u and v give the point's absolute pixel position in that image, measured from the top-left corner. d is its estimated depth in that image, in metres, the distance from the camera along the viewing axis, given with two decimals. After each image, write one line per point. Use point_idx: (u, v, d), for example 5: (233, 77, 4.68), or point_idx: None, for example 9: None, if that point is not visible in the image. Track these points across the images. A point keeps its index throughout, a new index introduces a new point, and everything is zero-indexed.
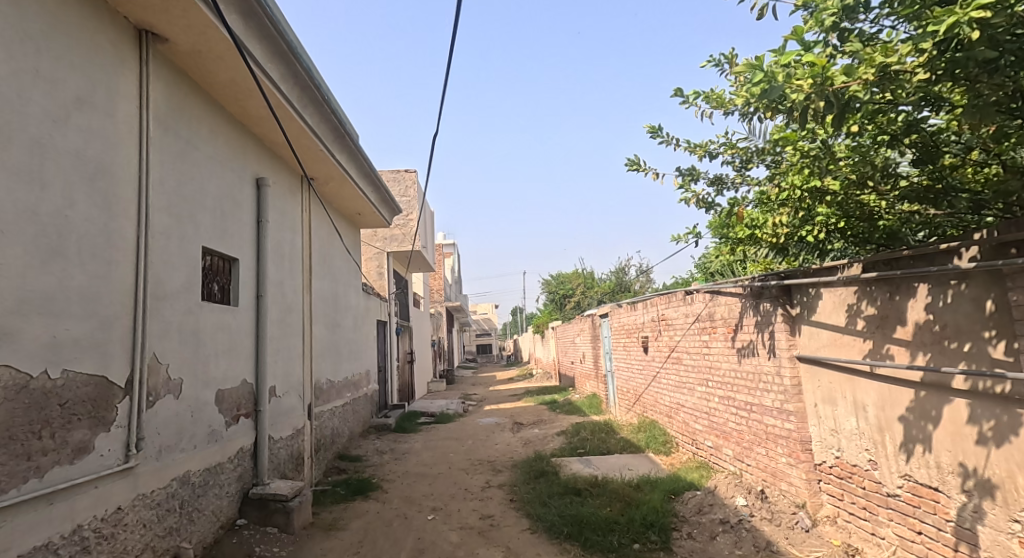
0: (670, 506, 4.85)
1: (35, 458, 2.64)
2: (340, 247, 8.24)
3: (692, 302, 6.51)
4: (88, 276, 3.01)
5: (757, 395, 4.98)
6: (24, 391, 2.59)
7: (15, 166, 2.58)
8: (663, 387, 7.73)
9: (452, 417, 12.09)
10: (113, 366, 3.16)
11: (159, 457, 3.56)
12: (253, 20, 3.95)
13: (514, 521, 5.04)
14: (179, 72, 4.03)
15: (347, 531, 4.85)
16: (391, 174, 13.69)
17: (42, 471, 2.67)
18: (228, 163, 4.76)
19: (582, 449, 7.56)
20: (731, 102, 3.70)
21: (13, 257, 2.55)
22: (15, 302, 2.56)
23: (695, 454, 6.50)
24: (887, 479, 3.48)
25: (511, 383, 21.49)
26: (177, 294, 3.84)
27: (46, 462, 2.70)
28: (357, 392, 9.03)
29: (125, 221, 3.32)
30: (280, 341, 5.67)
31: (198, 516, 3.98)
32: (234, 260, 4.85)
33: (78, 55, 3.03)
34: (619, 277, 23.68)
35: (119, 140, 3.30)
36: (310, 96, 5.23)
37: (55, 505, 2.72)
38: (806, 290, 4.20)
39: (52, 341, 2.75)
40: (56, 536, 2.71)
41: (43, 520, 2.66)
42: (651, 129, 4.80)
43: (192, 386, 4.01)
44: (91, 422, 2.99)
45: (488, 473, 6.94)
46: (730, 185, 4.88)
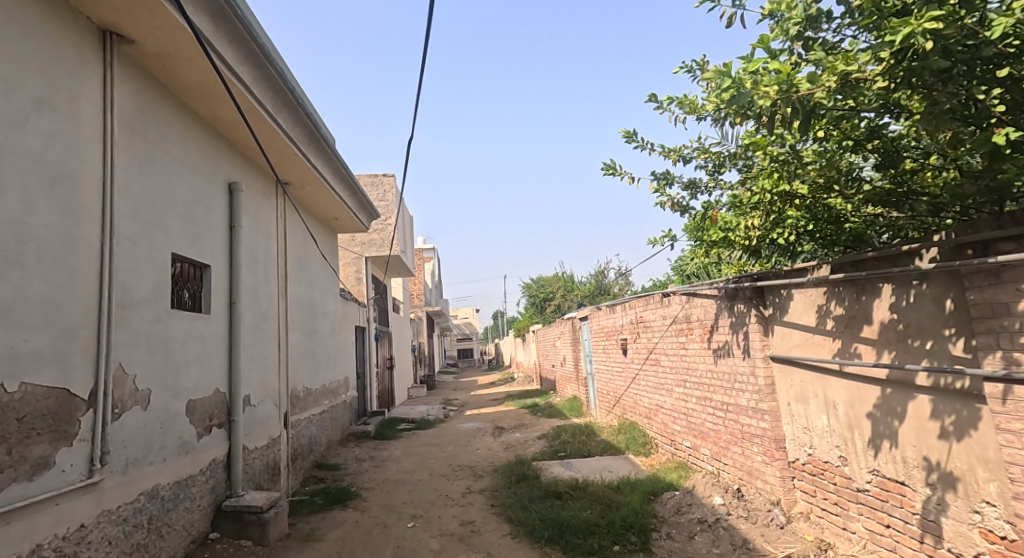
0: (649, 507, 4.89)
1: None
2: (316, 253, 8.13)
3: (669, 305, 6.58)
4: (48, 285, 2.91)
5: (732, 395, 5.06)
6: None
7: None
8: (642, 389, 7.79)
9: (432, 423, 12.01)
10: (76, 377, 3.07)
11: (126, 470, 3.46)
12: (223, 23, 3.90)
13: (495, 527, 5.02)
14: (146, 76, 3.95)
15: (325, 542, 4.77)
16: (369, 179, 13.58)
17: None
18: (198, 168, 4.67)
19: (562, 452, 7.57)
20: (704, 108, 3.78)
21: None
22: None
23: (674, 455, 6.56)
24: (857, 475, 3.56)
25: (493, 387, 21.46)
26: (145, 302, 3.75)
27: (2, 479, 2.60)
28: (336, 399, 8.91)
29: (89, 228, 3.23)
30: (254, 349, 5.57)
31: (168, 531, 3.88)
32: (206, 267, 4.76)
33: (37, 56, 2.93)
34: (599, 280, 23.82)
35: (82, 144, 3.22)
36: (283, 100, 5.17)
37: (12, 523, 2.63)
38: (778, 291, 4.29)
39: (9, 353, 2.66)
40: (13, 556, 2.61)
41: (0, 539, 2.56)
42: (626, 134, 4.86)
43: (161, 396, 3.91)
44: (51, 437, 2.89)
45: (469, 479, 6.91)
46: (704, 188, 4.97)
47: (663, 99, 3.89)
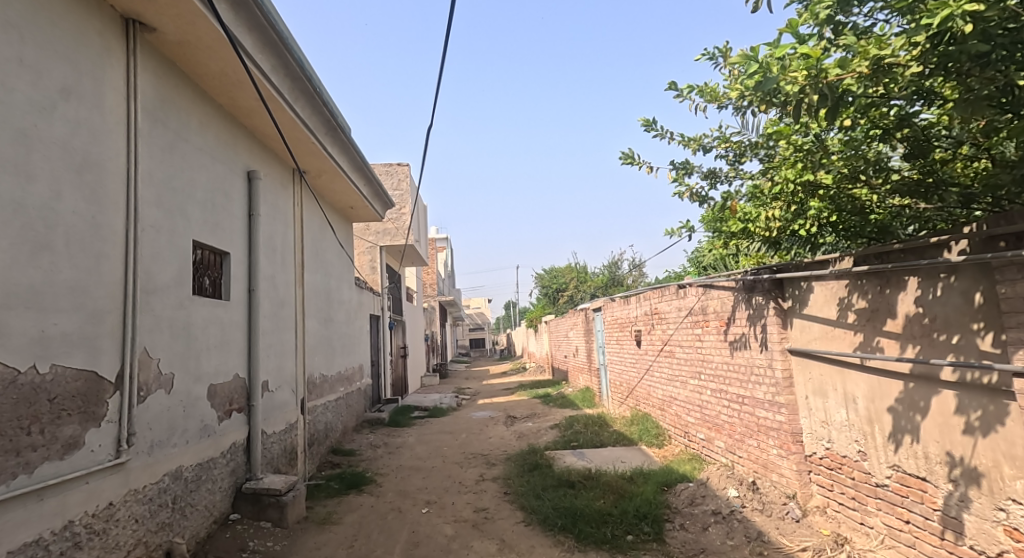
0: (662, 498, 4.90)
1: (24, 454, 2.62)
2: (332, 240, 8.19)
3: (685, 296, 6.54)
4: (76, 271, 2.97)
5: (749, 388, 5.02)
6: (12, 386, 2.57)
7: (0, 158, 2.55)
8: (656, 380, 7.77)
9: (444, 411, 12.09)
10: (103, 361, 3.14)
11: (150, 452, 3.53)
12: (244, 11, 3.93)
13: (508, 514, 5.06)
14: (166, 63, 3.97)
15: (341, 526, 4.86)
16: (384, 168, 13.62)
17: (32, 467, 2.65)
18: (218, 155, 4.71)
19: (575, 442, 7.61)
20: (726, 96, 3.78)
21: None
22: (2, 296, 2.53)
23: (687, 446, 6.55)
24: (876, 470, 3.53)
25: (506, 377, 21.50)
26: (167, 288, 3.81)
27: (36, 457, 2.68)
28: (351, 386, 9.02)
29: (114, 215, 3.29)
30: (272, 335, 5.64)
31: (191, 511, 3.97)
32: (226, 255, 4.82)
33: (63, 43, 2.97)
34: (612, 272, 23.77)
35: (107, 131, 3.27)
36: (301, 87, 5.19)
37: (45, 500, 2.71)
38: (798, 284, 4.24)
39: (41, 336, 2.73)
40: (46, 532, 2.70)
41: (34, 515, 2.64)
42: (645, 122, 4.83)
43: (184, 381, 3.98)
44: (81, 418, 2.97)
45: (483, 466, 6.97)
46: (723, 178, 4.92)
47: (684, 87, 3.92)
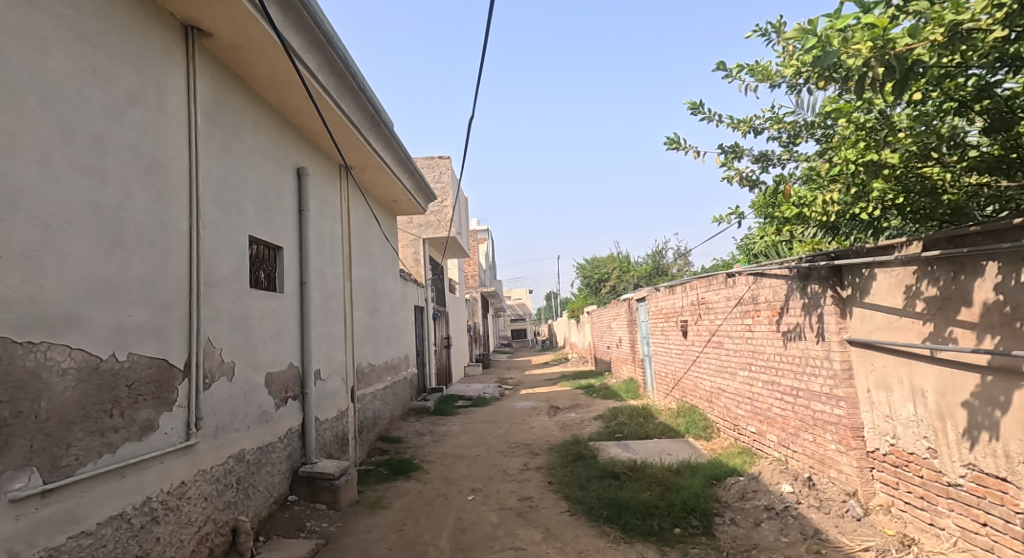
0: (711, 492, 4.81)
1: (108, 434, 2.81)
2: (377, 233, 8.35)
3: (734, 285, 6.34)
4: (146, 266, 3.14)
5: (804, 380, 4.84)
6: (95, 372, 2.76)
7: (78, 162, 2.73)
8: (703, 371, 7.60)
9: (488, 401, 12.21)
10: (172, 349, 3.31)
11: (216, 435, 3.73)
12: (292, 12, 4.03)
13: (552, 504, 5.07)
14: (221, 66, 4.12)
15: (391, 510, 4.99)
16: (426, 161, 13.80)
17: (115, 447, 2.84)
18: (270, 153, 4.86)
19: (619, 433, 7.55)
20: (777, 74, 3.99)
21: (79, 248, 2.70)
22: (84, 289, 2.71)
23: (737, 439, 6.38)
24: (948, 468, 3.34)
25: (548, 368, 21.47)
26: (226, 281, 3.97)
27: (118, 438, 2.87)
28: (397, 375, 9.23)
29: (178, 212, 3.45)
30: (323, 326, 5.82)
31: (253, 492, 4.17)
32: (279, 249, 4.99)
33: (130, 52, 3.13)
34: (656, 261, 23.27)
35: (170, 134, 3.43)
36: (346, 84, 5.28)
37: (127, 478, 2.90)
38: (859, 271, 4.03)
39: (117, 326, 2.91)
40: (129, 507, 2.89)
41: (117, 491, 2.83)
42: (692, 105, 4.71)
43: (244, 369, 4.17)
44: (155, 402, 3.15)
45: (526, 456, 7.00)
46: (776, 161, 4.73)
47: (734, 67, 4.12)
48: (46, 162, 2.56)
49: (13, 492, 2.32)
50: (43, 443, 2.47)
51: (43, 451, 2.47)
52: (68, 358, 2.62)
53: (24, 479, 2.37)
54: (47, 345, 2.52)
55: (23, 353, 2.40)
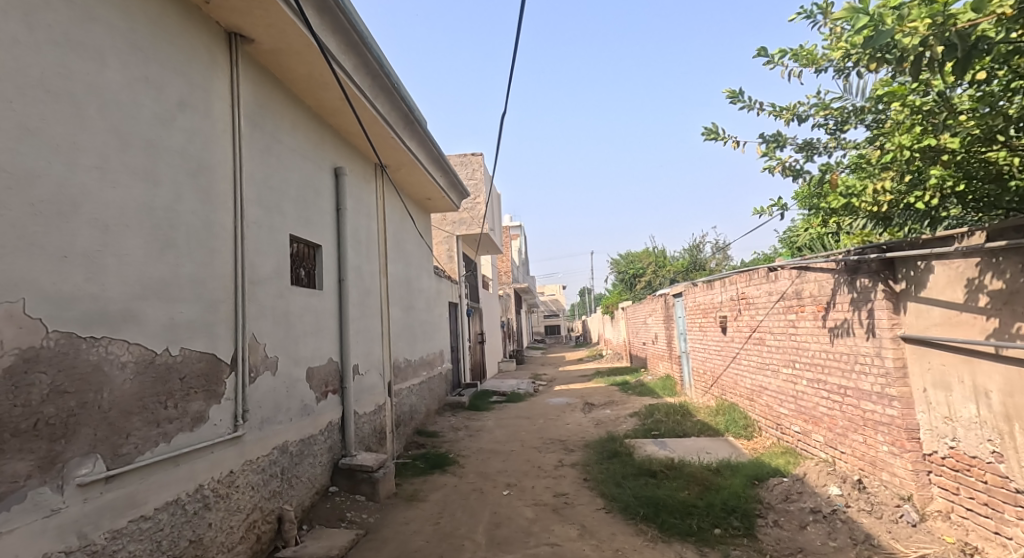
0: (753, 492, 4.67)
1: (163, 425, 2.92)
2: (411, 230, 8.42)
3: (776, 280, 6.13)
4: (196, 264, 3.24)
5: (852, 378, 4.64)
6: (151, 365, 2.87)
7: (133, 167, 2.84)
8: (743, 369, 7.39)
9: (522, 397, 12.21)
10: (220, 345, 3.42)
11: (261, 427, 3.83)
12: (328, 14, 4.08)
13: (588, 500, 5.02)
14: (262, 69, 4.20)
15: (428, 503, 5.04)
16: (459, 158, 13.86)
17: (169, 437, 2.96)
18: (308, 154, 4.95)
19: (656, 431, 7.42)
20: (823, 58, 3.84)
21: (135, 247, 2.80)
22: (140, 287, 2.82)
23: (779, 439, 6.17)
24: (1016, 474, 3.13)
25: (582, 364, 21.30)
26: (269, 279, 4.07)
27: (172, 428, 2.98)
28: (432, 370, 9.32)
29: (224, 213, 3.55)
30: (361, 322, 5.91)
31: (297, 482, 4.27)
32: (318, 247, 5.09)
33: (179, 60, 3.23)
34: (693, 256, 22.73)
35: (216, 139, 3.52)
36: (381, 84, 5.32)
37: (180, 466, 3.01)
38: (913, 264, 3.82)
39: (170, 322, 3.01)
40: (183, 494, 3.00)
41: (172, 479, 2.95)
42: (731, 94, 4.55)
43: (286, 364, 4.27)
44: (205, 394, 3.25)
45: (561, 452, 6.96)
46: (821, 149, 4.53)
47: (776, 53, 4.02)
48: (104, 167, 2.67)
49: (80, 477, 2.45)
50: (105, 432, 2.60)
51: (106, 439, 2.59)
52: (127, 352, 2.73)
53: (89, 465, 2.50)
54: (108, 339, 2.63)
55: (85, 347, 2.52)
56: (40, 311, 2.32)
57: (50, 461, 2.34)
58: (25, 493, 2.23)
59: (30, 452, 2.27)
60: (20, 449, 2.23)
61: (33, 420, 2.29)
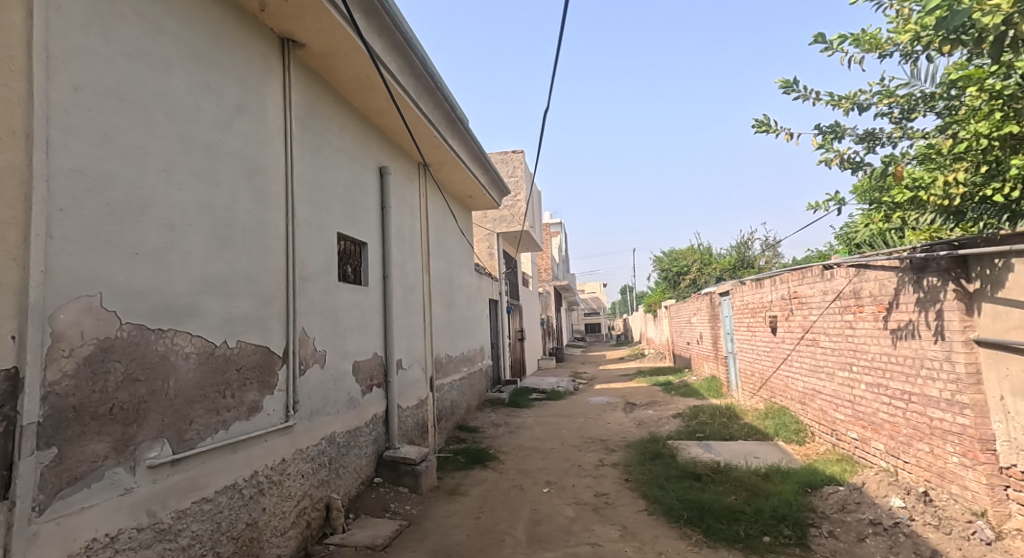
0: (806, 500, 4.45)
1: (222, 413, 3.03)
2: (453, 228, 8.47)
3: (831, 279, 5.83)
4: (251, 261, 3.33)
5: (918, 383, 4.35)
6: (211, 356, 2.98)
7: (194, 168, 2.94)
8: (794, 371, 7.07)
9: (562, 395, 12.11)
10: (273, 338, 3.51)
11: (310, 418, 3.92)
12: (374, 17, 4.13)
13: (630, 501, 4.91)
14: (312, 73, 4.28)
15: (468, 497, 5.05)
16: (500, 156, 13.87)
17: (228, 424, 3.06)
18: (355, 154, 5.03)
19: (701, 433, 7.20)
20: (889, 43, 3.63)
21: (196, 245, 2.90)
22: (201, 282, 2.92)
23: (834, 446, 5.87)
24: None
25: (623, 364, 20.98)
26: (317, 275, 4.15)
27: (230, 417, 3.08)
28: (473, 366, 9.36)
29: (276, 212, 3.63)
30: (404, 318, 5.97)
31: (343, 472, 4.35)
32: (364, 245, 5.16)
33: (237, 66, 3.34)
34: (741, 254, 21.97)
35: (270, 141, 3.62)
36: (424, 84, 5.35)
37: (238, 453, 3.11)
38: (989, 262, 3.53)
39: (228, 317, 3.11)
40: (240, 479, 3.10)
41: (230, 464, 3.05)
42: (784, 84, 4.34)
43: (334, 357, 4.35)
44: (259, 385, 3.35)
45: (602, 451, 6.85)
46: (884, 140, 4.27)
47: (835, 39, 3.91)
48: (169, 170, 2.78)
49: (149, 460, 2.57)
50: (171, 418, 2.71)
51: (172, 425, 2.70)
52: (190, 344, 2.84)
53: (157, 449, 2.62)
54: (173, 331, 2.74)
55: (154, 338, 2.63)
56: (115, 304, 2.44)
57: (124, 443, 2.46)
58: (103, 473, 2.35)
59: (107, 435, 2.39)
60: (99, 431, 2.35)
61: (109, 405, 2.40)
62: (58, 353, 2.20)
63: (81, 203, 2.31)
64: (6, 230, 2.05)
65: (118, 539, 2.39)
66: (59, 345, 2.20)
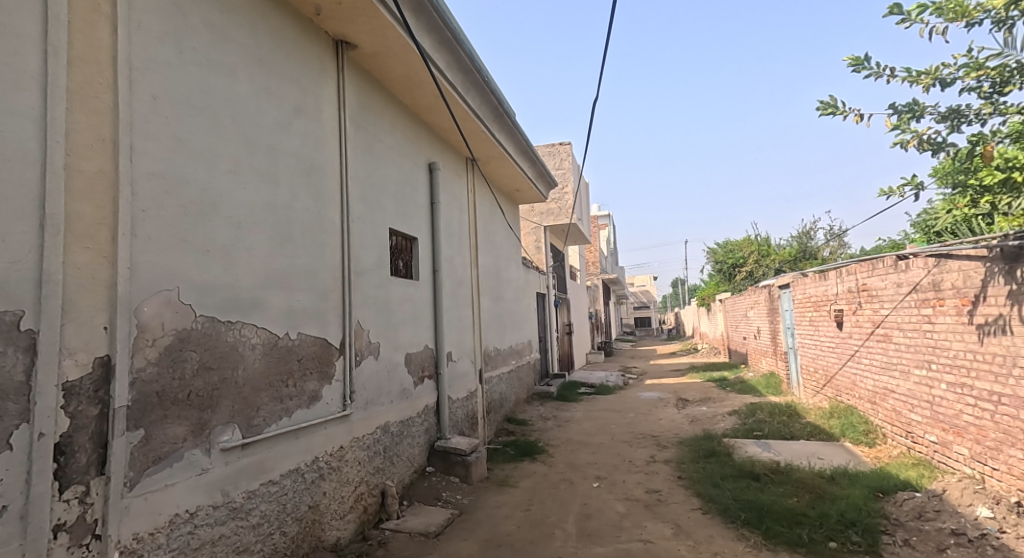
0: (877, 506, 4.14)
1: (286, 401, 3.10)
2: (501, 222, 8.42)
3: (906, 269, 5.40)
4: (310, 257, 3.39)
5: (1010, 383, 3.96)
6: (275, 347, 3.05)
7: (258, 169, 3.01)
8: (863, 368, 6.63)
9: (611, 389, 11.91)
10: (331, 331, 3.56)
11: (366, 407, 3.97)
12: (422, 14, 4.10)
13: (683, 499, 4.74)
14: (364, 72, 4.31)
15: (518, 489, 5.02)
16: (547, 148, 13.72)
17: (291, 412, 3.13)
18: (405, 151, 5.04)
19: (759, 431, 6.88)
20: (978, 9, 3.26)
21: (260, 241, 2.97)
22: (264, 277, 2.99)
23: (909, 449, 5.45)
24: None
25: (675, 358, 20.43)
26: (371, 270, 4.19)
27: (293, 404, 3.15)
28: (521, 360, 9.33)
29: (332, 208, 3.68)
30: (453, 312, 5.99)
31: (397, 460, 4.40)
32: (415, 240, 5.19)
33: (295, 70, 3.40)
34: (802, 245, 20.87)
35: (326, 141, 3.67)
36: (472, 79, 5.30)
37: (301, 438, 3.18)
38: None
39: (289, 311, 3.18)
40: (303, 463, 3.17)
41: (294, 450, 3.12)
42: (854, 60, 3.97)
43: (387, 348, 4.40)
44: (319, 375, 3.41)
45: (653, 447, 6.66)
46: (971, 117, 3.86)
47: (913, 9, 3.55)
48: (235, 171, 2.85)
49: (223, 443, 2.65)
50: (241, 405, 2.79)
51: (241, 411, 2.78)
52: (256, 335, 2.91)
53: (229, 433, 2.70)
54: (241, 323, 2.82)
55: (224, 329, 2.71)
56: (191, 297, 2.53)
57: (201, 427, 2.55)
58: (183, 454, 2.45)
59: (186, 418, 2.48)
60: (178, 415, 2.45)
61: (187, 391, 2.49)
62: (143, 342, 2.30)
63: (159, 204, 2.40)
64: (98, 231, 2.14)
65: (197, 514, 2.49)
66: (143, 335, 2.30)
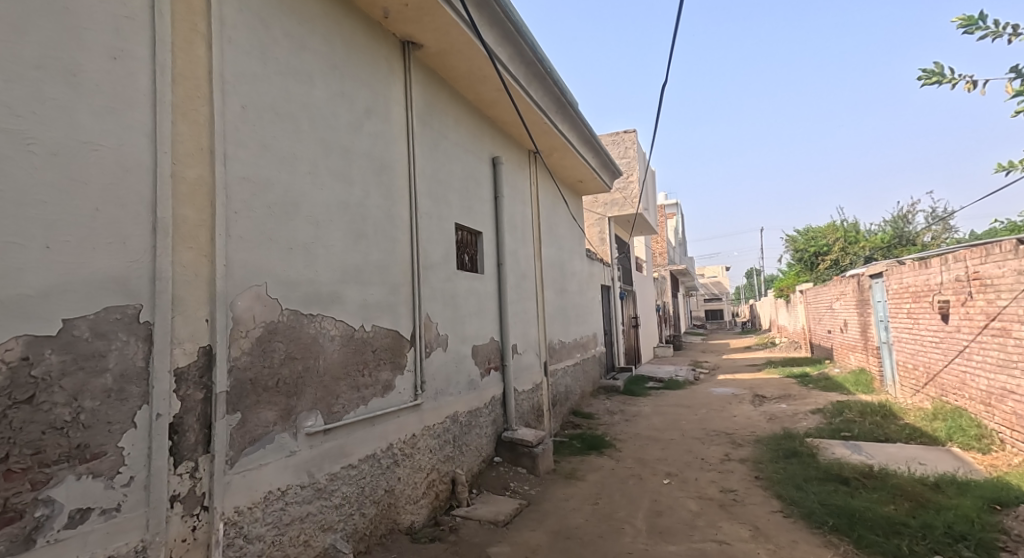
0: (992, 519, 3.77)
1: (362, 390, 3.24)
2: (564, 214, 8.35)
3: None
4: (382, 252, 3.52)
5: None
6: (352, 338, 3.19)
7: (334, 169, 3.15)
8: (976, 367, 6.03)
9: (681, 384, 11.56)
10: (402, 323, 3.68)
11: (436, 398, 4.08)
12: (485, 10, 4.12)
13: (761, 500, 4.53)
14: (429, 72, 4.39)
15: (586, 482, 4.99)
16: (612, 138, 13.42)
17: (367, 400, 3.27)
18: (469, 146, 5.10)
19: (846, 432, 6.44)
20: None
21: (336, 238, 3.11)
22: (341, 272, 3.13)
23: None
24: None
25: (750, 353, 19.50)
26: (439, 264, 4.28)
27: (369, 393, 3.29)
28: (586, 353, 9.25)
29: (402, 205, 3.79)
30: (518, 304, 6.02)
31: (466, 449, 4.50)
32: (479, 234, 5.26)
33: (366, 73, 3.52)
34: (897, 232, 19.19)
35: (395, 140, 3.77)
36: (534, 71, 5.27)
37: (376, 426, 3.32)
38: None
39: (364, 304, 3.31)
40: (378, 450, 3.31)
41: (370, 436, 3.26)
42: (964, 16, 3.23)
43: (455, 340, 4.49)
44: (392, 365, 3.54)
45: (727, 445, 6.41)
46: None
47: None
48: (314, 172, 2.99)
49: (307, 428, 2.81)
50: (323, 392, 2.94)
51: (323, 398, 2.94)
52: (334, 327, 3.06)
53: (313, 419, 2.86)
54: (322, 316, 2.97)
55: (307, 322, 2.86)
56: (277, 292, 2.69)
57: (288, 412, 2.71)
58: (274, 436, 2.62)
59: (275, 404, 2.65)
60: (269, 400, 2.62)
61: (276, 379, 2.66)
62: (238, 333, 2.47)
63: (248, 206, 2.56)
64: (199, 232, 2.31)
65: (287, 492, 2.66)
66: (239, 327, 2.47)
